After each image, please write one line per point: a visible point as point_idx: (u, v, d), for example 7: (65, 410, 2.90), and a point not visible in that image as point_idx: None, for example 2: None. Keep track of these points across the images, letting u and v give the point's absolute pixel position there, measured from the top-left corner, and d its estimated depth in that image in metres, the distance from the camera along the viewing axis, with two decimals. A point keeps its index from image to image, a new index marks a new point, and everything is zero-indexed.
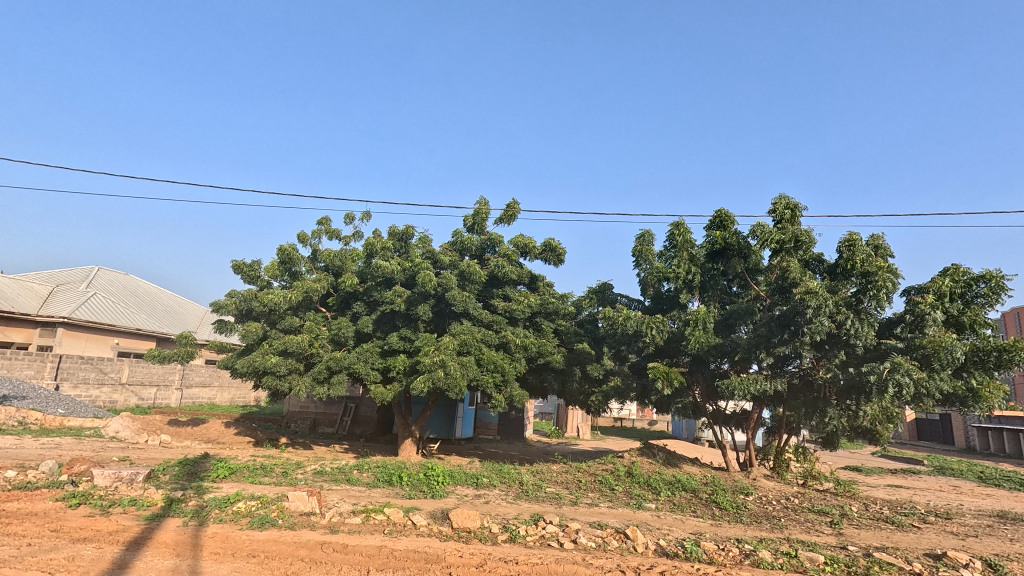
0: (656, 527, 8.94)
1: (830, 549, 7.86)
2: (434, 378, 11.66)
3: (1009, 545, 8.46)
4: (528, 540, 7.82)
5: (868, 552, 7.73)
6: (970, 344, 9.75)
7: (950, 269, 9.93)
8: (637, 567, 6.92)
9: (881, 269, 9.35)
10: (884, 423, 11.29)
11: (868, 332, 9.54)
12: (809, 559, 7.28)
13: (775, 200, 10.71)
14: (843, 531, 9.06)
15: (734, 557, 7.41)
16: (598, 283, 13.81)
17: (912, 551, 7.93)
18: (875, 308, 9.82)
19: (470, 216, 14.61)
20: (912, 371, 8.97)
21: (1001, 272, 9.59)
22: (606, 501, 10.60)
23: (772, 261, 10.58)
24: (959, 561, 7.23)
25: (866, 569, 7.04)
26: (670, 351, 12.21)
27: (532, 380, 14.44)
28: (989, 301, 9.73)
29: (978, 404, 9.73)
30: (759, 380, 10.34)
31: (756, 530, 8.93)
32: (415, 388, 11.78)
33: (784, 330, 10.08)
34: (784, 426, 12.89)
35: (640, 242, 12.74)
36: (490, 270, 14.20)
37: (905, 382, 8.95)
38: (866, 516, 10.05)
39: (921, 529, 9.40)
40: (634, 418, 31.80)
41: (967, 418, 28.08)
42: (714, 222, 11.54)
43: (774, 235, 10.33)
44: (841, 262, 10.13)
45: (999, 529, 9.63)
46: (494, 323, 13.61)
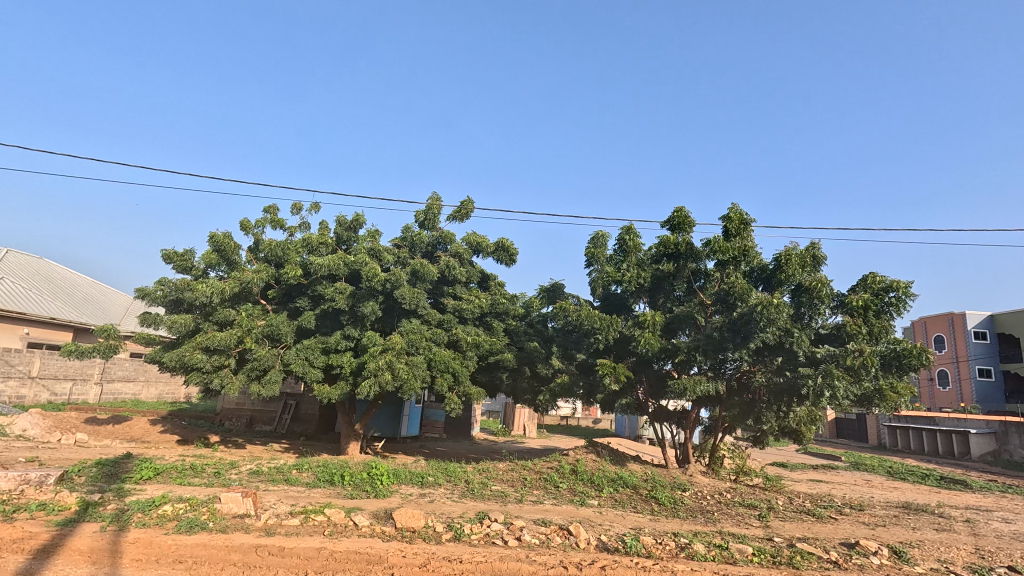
0: (598, 523, 9.16)
1: (758, 540, 8.36)
2: (381, 382, 11.47)
3: (911, 533, 9.31)
4: (473, 538, 7.81)
5: (791, 543, 8.28)
6: (882, 350, 10.56)
7: (868, 278, 10.79)
8: (579, 563, 7.04)
9: (822, 283, 10.00)
10: (808, 425, 11.80)
11: (806, 341, 10.01)
12: (738, 551, 7.70)
13: (727, 210, 11.30)
14: (770, 524, 9.60)
15: (671, 550, 7.71)
16: (551, 283, 14.00)
17: (829, 541, 8.54)
18: (811, 317, 10.42)
19: (421, 211, 14.40)
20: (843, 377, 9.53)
21: (909, 282, 10.36)
22: (551, 498, 10.75)
23: (720, 272, 11.16)
24: (869, 548, 7.89)
25: (789, 559, 7.51)
26: (618, 351, 12.50)
27: (483, 379, 14.49)
28: (896, 309, 10.45)
29: (882, 403, 10.47)
30: (702, 381, 10.81)
31: (691, 525, 9.31)
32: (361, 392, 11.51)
33: (734, 338, 10.54)
34: (722, 426, 13.39)
35: (592, 244, 13.05)
36: (441, 268, 13.91)
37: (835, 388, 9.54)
38: (790, 510, 10.74)
39: (838, 520, 10.13)
40: (579, 417, 32.42)
41: (879, 418, 30.58)
42: (672, 222, 11.91)
43: (724, 245, 10.87)
44: (777, 272, 10.72)
45: (904, 519, 10.59)
46: (444, 322, 13.45)
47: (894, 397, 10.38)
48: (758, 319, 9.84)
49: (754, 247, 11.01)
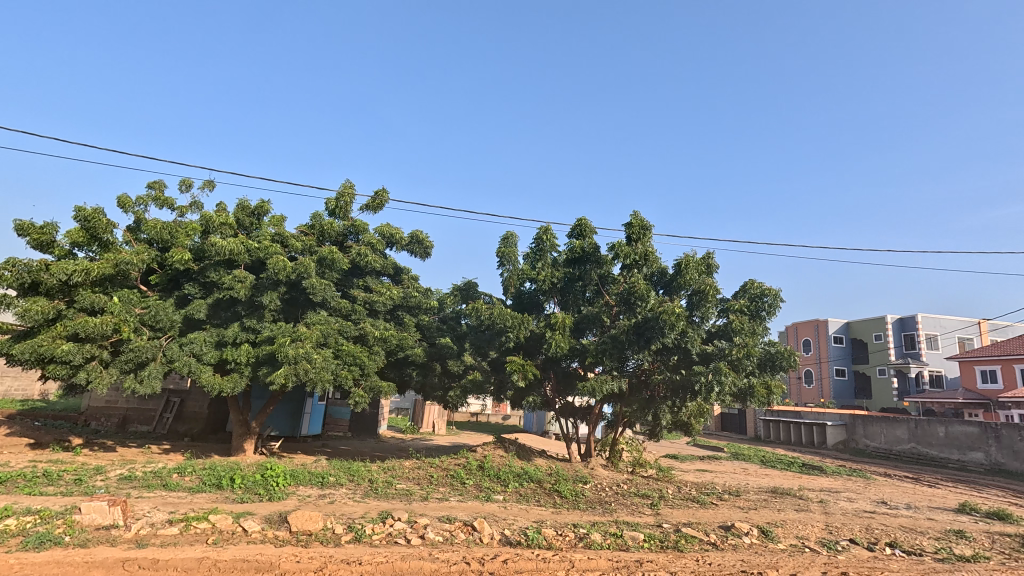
0: (502, 517, 9.31)
1: (649, 527, 8.96)
2: (299, 372, 10.80)
3: (777, 514, 10.50)
4: (374, 539, 7.59)
5: (677, 528, 8.97)
6: (760, 351, 11.77)
7: (748, 285, 11.97)
8: (481, 557, 7.10)
9: (710, 286, 10.91)
10: (697, 418, 12.52)
11: (697, 340, 10.96)
12: (631, 538, 8.20)
13: (630, 218, 12.04)
14: (660, 511, 10.34)
15: (570, 541, 8.03)
16: (465, 281, 14.01)
17: (710, 525, 9.39)
18: (702, 318, 11.27)
19: (332, 198, 13.71)
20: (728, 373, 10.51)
21: (781, 290, 11.69)
22: (457, 495, 10.75)
23: (625, 275, 11.84)
24: (742, 530, 8.78)
25: (675, 542, 8.14)
26: (529, 349, 12.75)
27: (392, 375, 14.15)
28: (772, 313, 11.72)
29: (760, 398, 11.59)
30: (608, 381, 11.35)
31: (590, 515, 9.76)
32: (273, 381, 10.72)
33: (638, 340, 11.20)
34: (622, 421, 14.18)
35: (504, 244, 13.23)
36: (351, 259, 13.32)
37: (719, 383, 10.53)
38: (678, 497, 11.65)
39: (718, 505, 11.16)
40: (489, 413, 32.73)
41: (756, 412, 34.12)
42: (575, 231, 12.79)
43: (628, 251, 11.61)
44: (676, 277, 11.57)
45: (772, 502, 11.91)
46: (352, 314, 12.90)
47: (769, 393, 11.59)
48: (662, 323, 10.54)
49: (652, 251, 11.80)
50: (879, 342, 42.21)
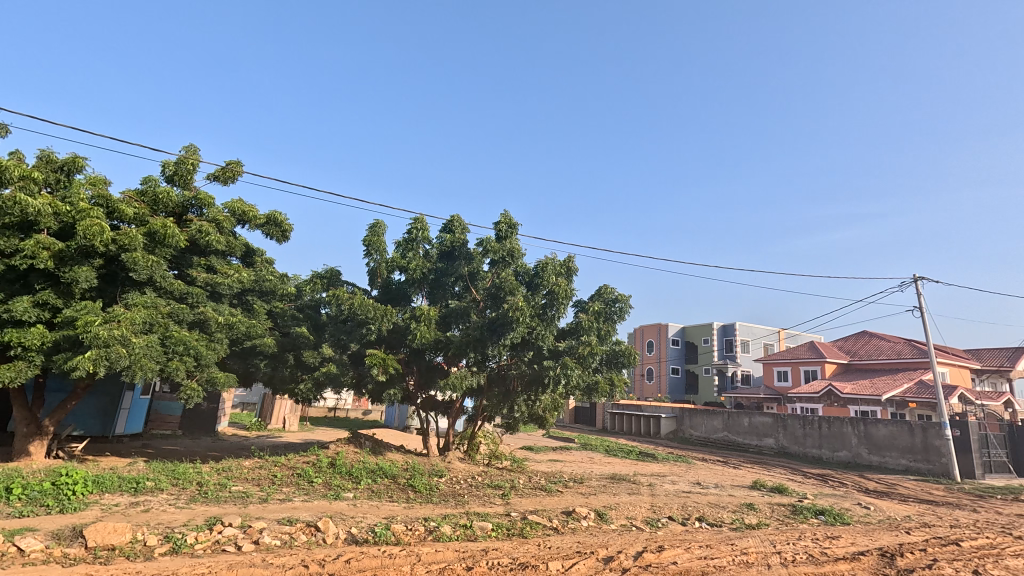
0: (350, 516, 8.94)
1: (498, 517, 9.30)
2: (112, 358, 9.09)
3: (612, 498, 11.60)
4: (196, 548, 6.78)
5: (524, 516, 9.44)
6: (608, 350, 12.88)
7: (602, 290, 13.02)
8: (322, 559, 6.74)
9: (564, 286, 11.56)
10: (552, 411, 13.11)
11: (549, 336, 11.62)
12: (480, 528, 8.42)
13: (500, 217, 12.39)
14: (510, 501, 10.79)
15: (419, 535, 8.00)
16: (328, 269, 13.25)
17: (553, 511, 10.05)
18: (558, 316, 11.87)
19: (171, 163, 11.98)
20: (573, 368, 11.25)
21: (630, 296, 12.88)
22: (302, 495, 10.07)
23: (492, 272, 12.15)
24: (581, 514, 9.54)
25: (520, 530, 8.54)
26: (391, 341, 12.41)
27: (234, 366, 12.83)
28: (620, 316, 12.86)
29: (604, 392, 12.55)
30: (468, 376, 11.54)
31: (442, 508, 9.83)
32: (77, 369, 8.89)
33: (492, 335, 11.48)
34: (481, 415, 14.47)
35: (371, 232, 12.74)
36: (189, 234, 11.67)
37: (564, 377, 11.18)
38: (528, 487, 12.28)
39: (563, 492, 11.99)
40: (348, 408, 31.27)
41: (605, 406, 37.29)
42: (448, 226, 12.91)
43: (496, 247, 11.99)
44: (538, 278, 12.14)
45: (610, 487, 13.14)
46: (189, 296, 11.29)
47: (613, 387, 12.66)
48: (511, 321, 10.98)
49: (519, 250, 12.25)
50: (706, 345, 48.83)
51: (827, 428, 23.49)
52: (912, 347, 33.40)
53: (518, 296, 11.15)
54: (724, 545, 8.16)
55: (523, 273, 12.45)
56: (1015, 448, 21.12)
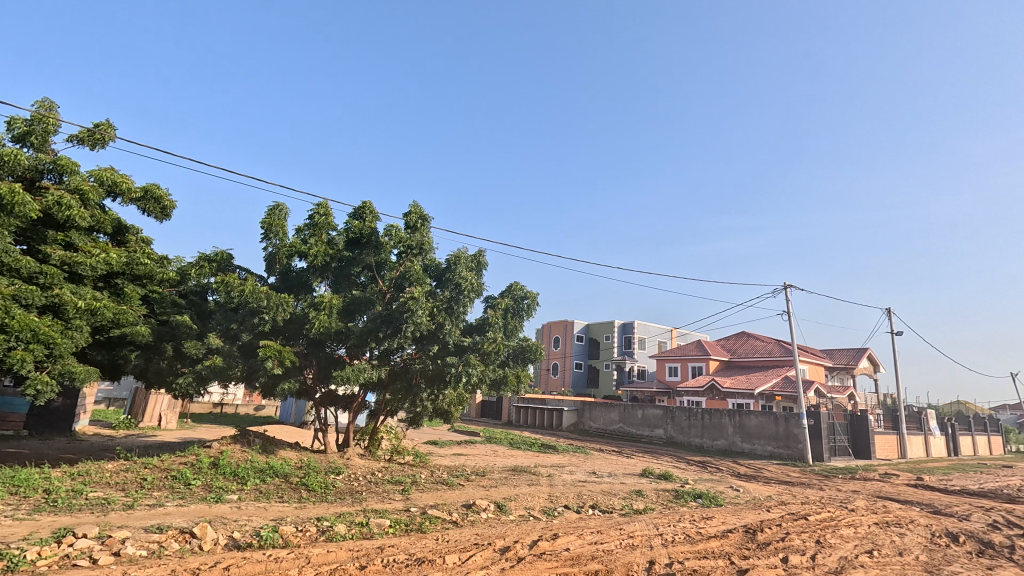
0: (233, 519, 8.28)
1: (396, 513, 9.12)
2: None
3: (512, 490, 11.86)
4: (38, 565, 5.89)
5: (423, 511, 9.35)
6: (515, 345, 13.06)
7: (512, 287, 13.18)
8: (197, 568, 6.17)
9: (471, 281, 11.53)
10: (457, 406, 13.10)
11: (455, 330, 11.53)
12: (377, 526, 8.20)
13: (411, 207, 12.11)
14: (409, 496, 10.62)
15: (311, 536, 7.61)
16: (219, 253, 12.19)
17: (454, 504, 10.05)
18: (464, 311, 11.77)
19: (23, 120, 10.36)
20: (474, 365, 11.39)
21: (539, 293, 13.15)
22: (176, 498, 9.14)
23: (401, 263, 11.83)
24: (481, 506, 9.65)
25: (419, 525, 8.44)
26: (288, 331, 11.64)
27: (98, 358, 11.26)
28: (528, 313, 13.08)
29: (508, 387, 12.73)
30: (367, 369, 11.15)
31: (337, 507, 9.44)
32: None
33: (388, 326, 11.22)
34: (384, 410, 14.06)
35: (270, 214, 11.86)
36: (43, 204, 10.04)
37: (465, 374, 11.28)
38: (429, 481, 12.17)
39: (464, 486, 12.04)
40: (238, 404, 28.95)
41: (510, 400, 37.97)
42: (357, 212, 12.35)
43: (404, 238, 11.64)
44: (447, 272, 12.00)
45: (511, 479, 13.42)
46: (40, 276, 9.62)
47: (518, 382, 12.86)
48: (406, 312, 10.75)
49: (430, 242, 12.05)
50: (608, 342, 51.51)
51: (708, 419, 25.82)
52: (780, 347, 37.71)
53: (419, 288, 11.01)
54: (613, 530, 8.68)
55: (432, 267, 12.29)
56: (855, 434, 24.70)
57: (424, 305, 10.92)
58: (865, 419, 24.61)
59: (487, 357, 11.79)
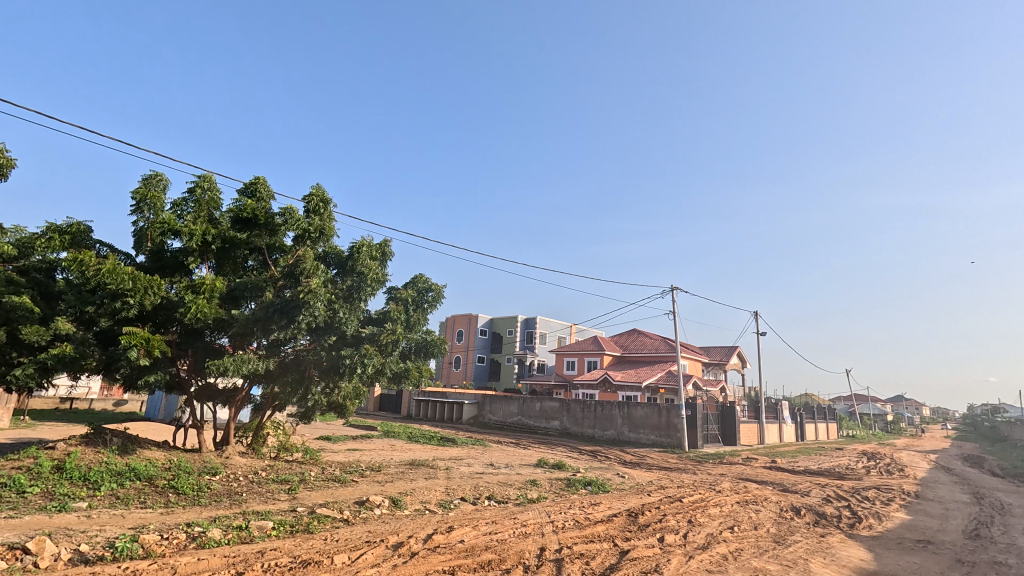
0: (80, 530, 7.23)
1: (280, 514, 8.53)
2: None
3: (408, 484, 11.65)
4: None
5: (311, 510, 8.86)
6: (417, 338, 12.81)
7: (417, 278, 12.89)
8: None
9: (373, 271, 11.08)
10: (352, 400, 12.52)
11: (353, 321, 11.00)
12: (258, 528, 7.63)
13: (311, 189, 11.31)
14: (296, 495, 10.00)
15: (179, 543, 6.88)
16: (74, 225, 10.59)
17: (346, 502, 9.64)
18: (364, 301, 11.30)
19: None
20: (372, 356, 10.94)
21: (443, 287, 13.05)
22: (4, 510, 7.76)
23: (296, 248, 11.04)
24: (375, 502, 9.35)
25: (305, 526, 7.98)
26: (158, 317, 10.34)
27: None
28: (431, 306, 12.96)
29: (408, 380, 12.41)
30: (251, 359, 10.28)
31: (212, 511, 8.62)
32: None
33: (282, 318, 10.42)
34: (271, 405, 13.04)
35: (143, 185, 10.50)
36: None
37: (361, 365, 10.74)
38: (319, 479, 11.55)
39: (357, 482, 11.60)
40: (93, 398, 25.33)
41: (410, 393, 37.18)
42: (248, 189, 11.29)
43: (302, 222, 10.71)
44: (348, 260, 11.37)
45: (407, 473, 13.18)
46: None
47: (419, 375, 12.61)
48: (301, 303, 10.10)
49: (332, 228, 11.37)
50: (510, 336, 52.49)
51: (600, 411, 27.34)
52: (666, 344, 40.97)
53: (314, 277, 10.41)
54: (507, 520, 8.87)
55: (331, 255, 11.65)
56: (724, 423, 27.59)
57: (323, 296, 10.35)
58: (733, 409, 27.58)
59: (386, 349, 11.40)
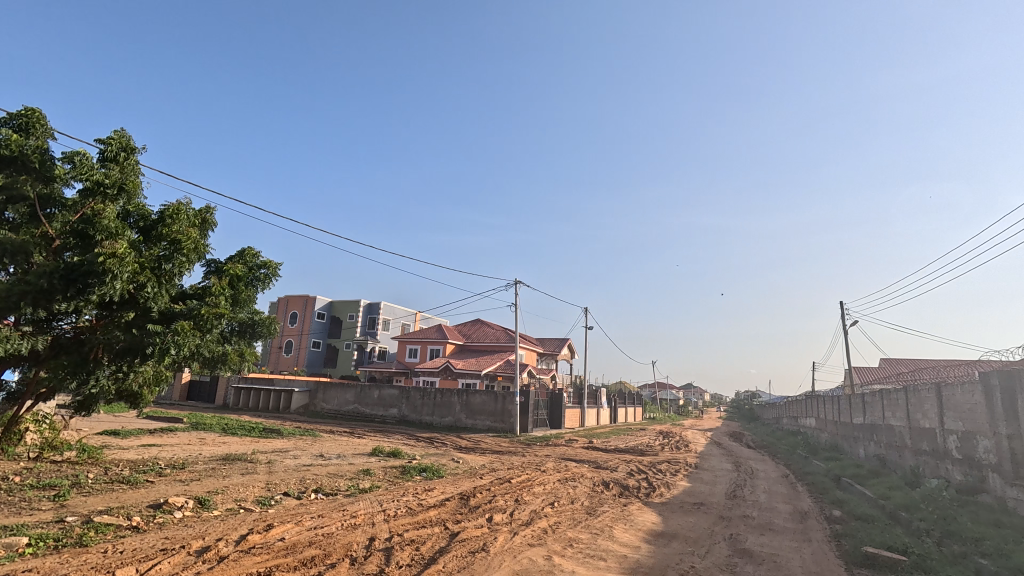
0: None
1: (41, 527, 6.92)
2: None
3: (220, 482, 10.38)
4: None
5: (87, 519, 7.36)
6: (241, 318, 11.28)
7: (245, 251, 11.10)
8: None
9: (191, 239, 9.47)
10: (151, 387, 10.40)
11: (164, 298, 9.29)
12: (4, 547, 6.08)
13: (110, 134, 9.37)
14: (66, 503, 8.21)
15: None
16: None
17: (136, 506, 8.21)
18: (176, 275, 9.73)
19: None
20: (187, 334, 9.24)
21: (279, 264, 11.52)
22: None
23: (83, 203, 8.93)
24: (175, 504, 8.15)
25: (78, 538, 6.60)
26: None
27: None
28: (262, 285, 11.43)
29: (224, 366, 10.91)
30: (13, 338, 8.17)
31: None
32: None
33: (68, 289, 8.51)
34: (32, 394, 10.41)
35: None
36: None
37: (174, 347, 9.14)
38: (100, 481, 9.64)
39: (153, 483, 9.95)
40: None
41: (229, 379, 33.07)
42: (15, 120, 8.98)
43: (94, 172, 8.77)
44: (157, 225, 9.60)
45: (219, 469, 11.74)
46: None
47: (241, 360, 11.24)
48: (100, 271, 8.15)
49: (137, 184, 9.48)
50: (351, 321, 49.97)
51: (440, 398, 27.59)
52: (506, 334, 42.99)
53: (121, 242, 8.50)
54: (335, 512, 8.46)
55: (133, 215, 9.46)
56: (552, 408, 30.00)
57: (132, 268, 8.49)
58: (560, 396, 30.14)
59: (205, 328, 9.74)
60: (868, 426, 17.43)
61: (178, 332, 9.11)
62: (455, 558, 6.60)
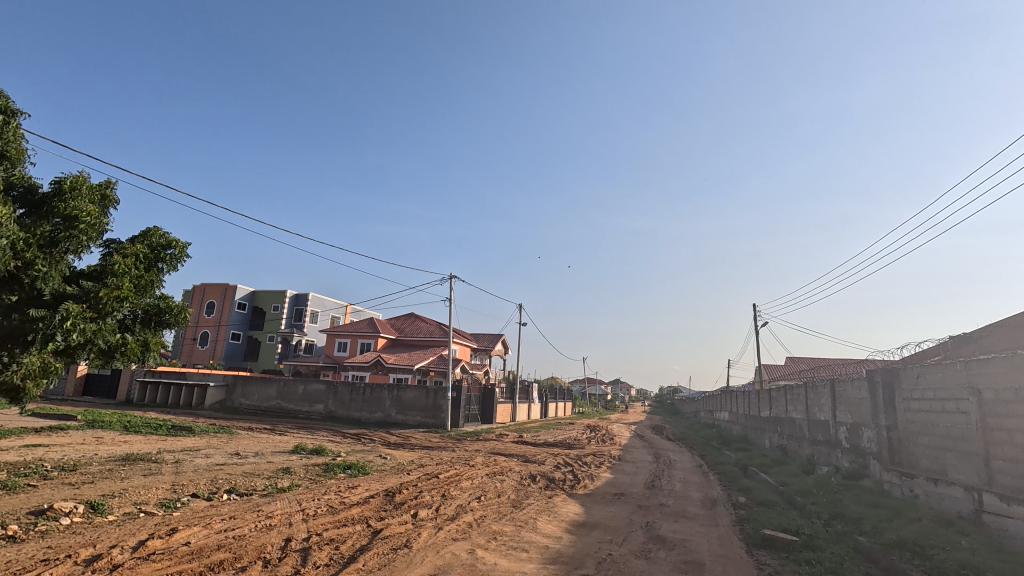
0: None
1: None
2: None
3: (117, 484, 9.50)
4: None
5: None
6: (145, 304, 10.29)
7: (150, 230, 10.16)
8: None
9: (89, 215, 8.59)
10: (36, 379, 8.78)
11: (54, 279, 8.37)
12: None
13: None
14: None
15: None
16: None
17: (13, 513, 7.34)
18: (70, 253, 8.70)
19: None
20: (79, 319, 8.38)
21: (188, 244, 10.60)
22: None
23: None
24: (62, 511, 7.37)
25: None
26: None
27: None
28: (169, 267, 10.46)
29: (122, 356, 9.91)
30: None
31: None
32: None
33: None
34: None
35: None
36: None
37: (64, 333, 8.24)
38: None
39: (36, 487, 8.93)
40: None
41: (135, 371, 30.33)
42: None
43: None
44: (48, 198, 8.57)
45: (117, 471, 10.74)
46: None
47: (143, 351, 10.24)
48: None
49: (21, 151, 8.44)
50: (275, 312, 47.41)
51: (369, 393, 26.86)
52: (440, 329, 42.55)
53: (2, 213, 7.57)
54: (249, 513, 8.01)
55: (16, 185, 8.44)
56: (484, 403, 30.12)
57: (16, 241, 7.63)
58: (493, 391, 30.32)
59: (100, 312, 8.85)
60: (773, 419, 18.93)
61: (65, 315, 8.24)
62: (376, 556, 6.46)
